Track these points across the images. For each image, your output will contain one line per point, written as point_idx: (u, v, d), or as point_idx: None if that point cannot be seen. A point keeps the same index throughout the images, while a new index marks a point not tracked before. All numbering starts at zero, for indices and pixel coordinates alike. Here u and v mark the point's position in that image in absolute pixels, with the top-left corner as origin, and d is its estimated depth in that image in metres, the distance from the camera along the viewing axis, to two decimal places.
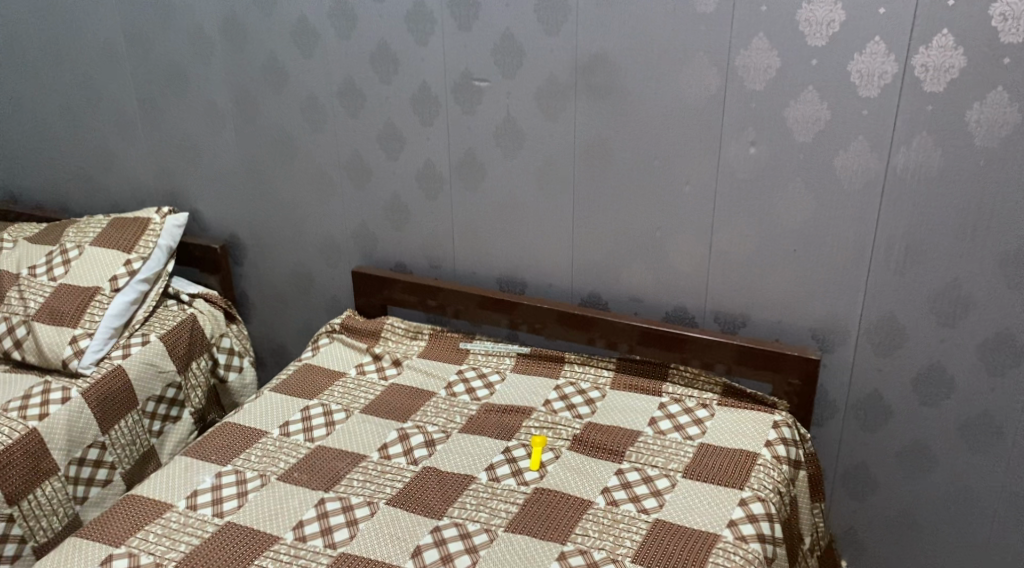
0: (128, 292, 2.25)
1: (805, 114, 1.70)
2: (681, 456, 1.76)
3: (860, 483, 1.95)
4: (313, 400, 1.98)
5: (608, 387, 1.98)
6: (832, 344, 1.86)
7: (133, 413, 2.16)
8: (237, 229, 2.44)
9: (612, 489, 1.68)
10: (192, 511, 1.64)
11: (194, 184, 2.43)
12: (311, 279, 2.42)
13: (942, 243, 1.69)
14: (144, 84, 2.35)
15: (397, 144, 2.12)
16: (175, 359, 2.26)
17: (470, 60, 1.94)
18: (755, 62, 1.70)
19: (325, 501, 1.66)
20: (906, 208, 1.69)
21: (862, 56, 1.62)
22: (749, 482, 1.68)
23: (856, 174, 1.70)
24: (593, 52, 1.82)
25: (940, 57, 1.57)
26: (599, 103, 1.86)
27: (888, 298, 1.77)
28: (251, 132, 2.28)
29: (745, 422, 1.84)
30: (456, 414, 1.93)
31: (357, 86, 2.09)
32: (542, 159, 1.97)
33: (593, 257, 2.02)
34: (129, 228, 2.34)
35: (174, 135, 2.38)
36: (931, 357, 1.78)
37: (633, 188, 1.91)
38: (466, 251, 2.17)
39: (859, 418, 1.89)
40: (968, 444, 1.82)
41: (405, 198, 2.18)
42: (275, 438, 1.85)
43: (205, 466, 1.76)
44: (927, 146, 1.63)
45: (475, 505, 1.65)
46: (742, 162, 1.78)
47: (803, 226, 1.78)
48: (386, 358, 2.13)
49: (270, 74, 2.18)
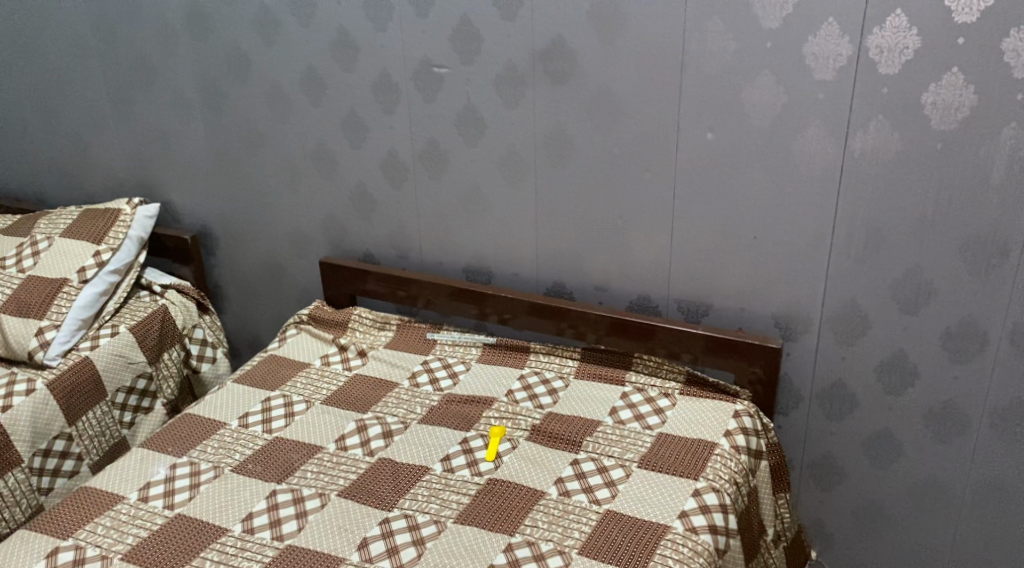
0: (97, 283, 2.25)
1: (761, 98, 1.66)
2: (638, 447, 1.74)
3: (826, 474, 1.92)
4: (275, 391, 1.97)
5: (572, 377, 1.96)
6: (795, 333, 1.83)
7: (101, 404, 2.17)
8: (209, 220, 2.44)
9: (566, 479, 1.67)
10: (143, 503, 1.65)
11: (165, 174, 2.43)
12: (281, 269, 2.41)
13: (902, 229, 1.66)
14: (112, 75, 2.34)
15: (361, 133, 2.10)
16: (146, 350, 2.26)
17: (428, 46, 1.92)
18: (710, 46, 1.66)
19: (276, 492, 1.66)
20: (865, 193, 1.66)
21: (816, 38, 1.58)
22: (705, 473, 1.66)
23: (813, 159, 1.67)
24: (549, 37, 1.79)
25: (894, 38, 1.54)
26: (558, 89, 1.83)
27: (849, 285, 1.74)
28: (219, 123, 2.27)
29: (707, 411, 1.81)
30: (417, 404, 1.91)
31: (319, 75, 2.08)
32: (503, 147, 1.95)
33: (557, 246, 2.00)
34: (99, 218, 2.34)
35: (144, 126, 2.38)
36: (893, 345, 1.75)
37: (593, 176, 1.88)
38: (432, 241, 2.15)
39: (825, 408, 1.87)
40: (933, 435, 1.78)
41: (370, 187, 2.16)
42: (233, 430, 1.85)
43: (160, 458, 1.77)
44: (884, 130, 1.60)
45: (426, 496, 1.64)
46: (701, 148, 1.75)
47: (762, 213, 1.75)
48: (352, 349, 2.11)
49: (234, 64, 2.17)
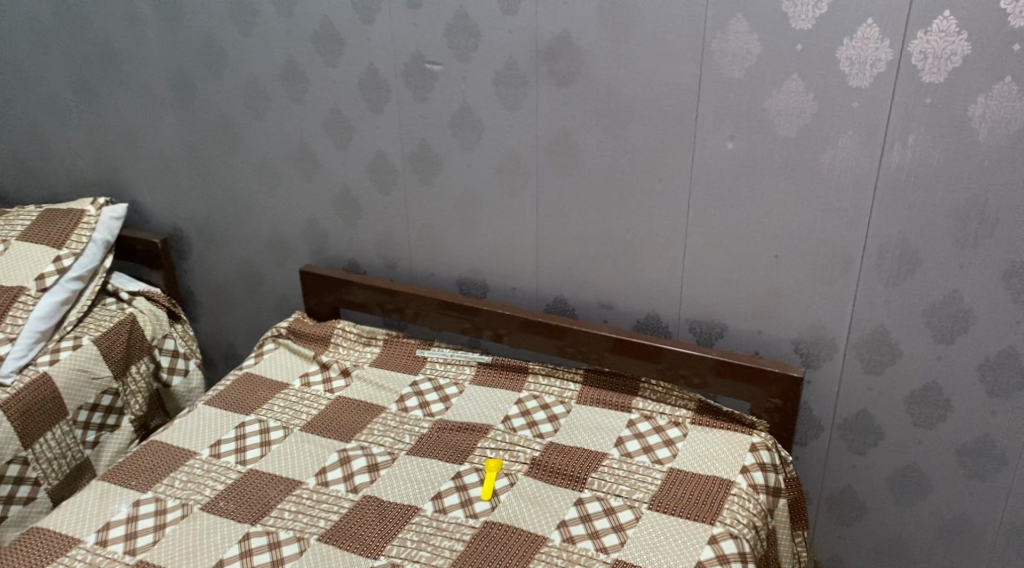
0: (57, 292, 2.07)
1: (788, 105, 1.51)
2: (647, 485, 1.59)
3: (846, 509, 1.79)
4: (250, 415, 1.81)
5: (574, 402, 1.81)
6: (817, 359, 1.69)
7: (61, 424, 1.99)
8: (181, 222, 2.26)
9: (569, 522, 1.52)
10: (101, 548, 1.49)
11: (133, 172, 2.25)
12: (259, 277, 2.24)
13: (941, 251, 1.51)
14: (76, 65, 2.15)
15: (345, 133, 1.93)
16: (111, 364, 2.09)
17: (421, 40, 1.75)
18: (734, 47, 1.51)
19: (250, 536, 1.51)
20: (900, 212, 1.51)
21: (852, 41, 1.43)
22: (722, 517, 1.51)
23: (845, 173, 1.52)
24: (555, 33, 1.62)
25: (941, 43, 1.39)
26: (563, 91, 1.67)
27: (879, 310, 1.60)
28: (191, 118, 2.09)
29: (721, 444, 1.67)
30: (405, 433, 1.76)
31: (301, 69, 1.90)
32: (501, 151, 1.79)
33: (559, 260, 1.85)
34: (61, 220, 2.16)
35: (110, 120, 2.20)
36: (925, 376, 1.61)
37: (600, 185, 1.72)
38: (422, 251, 1.99)
39: (847, 440, 1.73)
40: (965, 471, 1.65)
41: (356, 192, 1.99)
42: (203, 461, 1.69)
43: (122, 494, 1.61)
44: (925, 144, 1.45)
45: (415, 543, 1.49)
46: (720, 158, 1.60)
47: (786, 230, 1.60)
48: (334, 368, 1.95)
49: (208, 55, 1.99)
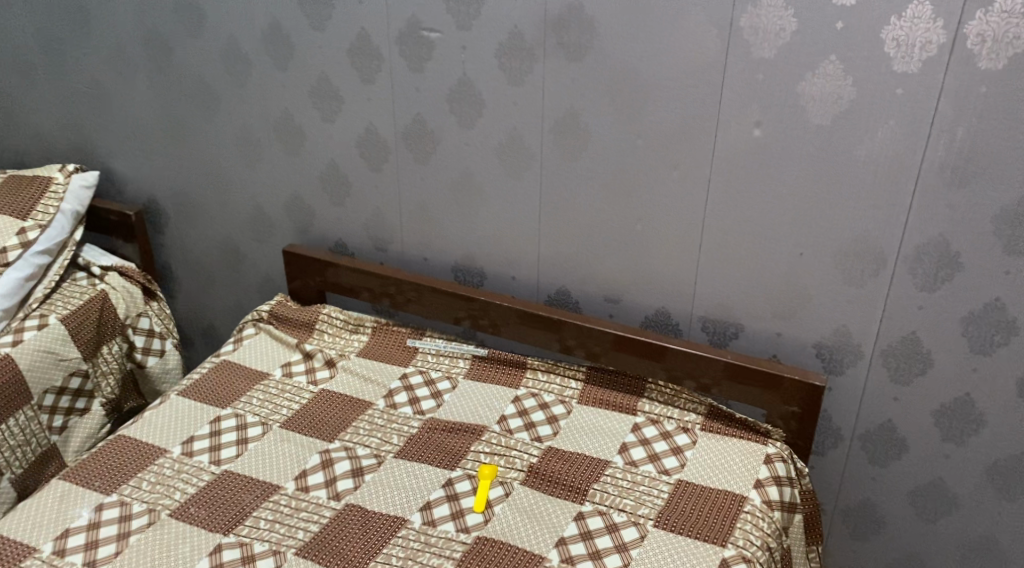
0: (21, 267, 1.91)
1: (824, 90, 1.36)
2: (654, 499, 1.47)
3: (863, 522, 1.68)
4: (227, 408, 1.68)
5: (575, 402, 1.68)
6: (839, 366, 1.56)
7: (25, 409, 1.84)
8: (157, 193, 2.11)
9: (569, 540, 1.40)
10: (59, 559, 1.37)
11: (104, 139, 2.09)
12: (240, 254, 2.10)
13: (985, 255, 1.38)
14: (41, 21, 1.98)
15: (334, 103, 1.77)
16: (80, 345, 1.94)
17: (417, 5, 1.59)
18: (765, 22, 1.36)
19: (222, 548, 1.39)
20: (941, 211, 1.38)
21: (900, 20, 1.28)
22: (734, 537, 1.40)
23: (881, 167, 1.38)
24: (566, 2, 1.47)
25: (1002, 24, 1.24)
26: (572, 66, 1.52)
27: (911, 316, 1.47)
28: (165, 82, 1.93)
29: (733, 454, 1.55)
30: (393, 433, 1.63)
31: (285, 31, 1.74)
32: (503, 130, 1.64)
33: (563, 249, 1.71)
34: (25, 188, 2.00)
35: (79, 82, 2.03)
36: (957, 388, 1.49)
37: (612, 170, 1.58)
38: (415, 234, 1.85)
39: (869, 452, 1.61)
40: (994, 489, 1.53)
41: (344, 167, 1.84)
42: (174, 459, 1.56)
43: (84, 497, 1.48)
44: (975, 137, 1.31)
45: (402, 560, 1.37)
46: (744, 146, 1.45)
47: (813, 225, 1.47)
48: (319, 358, 1.81)
49: (185, 13, 1.82)
